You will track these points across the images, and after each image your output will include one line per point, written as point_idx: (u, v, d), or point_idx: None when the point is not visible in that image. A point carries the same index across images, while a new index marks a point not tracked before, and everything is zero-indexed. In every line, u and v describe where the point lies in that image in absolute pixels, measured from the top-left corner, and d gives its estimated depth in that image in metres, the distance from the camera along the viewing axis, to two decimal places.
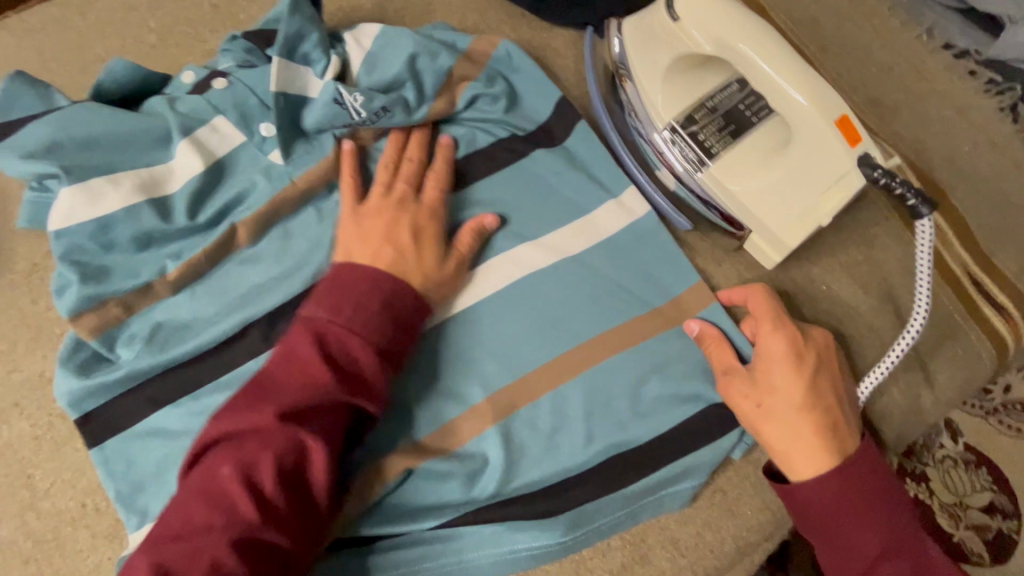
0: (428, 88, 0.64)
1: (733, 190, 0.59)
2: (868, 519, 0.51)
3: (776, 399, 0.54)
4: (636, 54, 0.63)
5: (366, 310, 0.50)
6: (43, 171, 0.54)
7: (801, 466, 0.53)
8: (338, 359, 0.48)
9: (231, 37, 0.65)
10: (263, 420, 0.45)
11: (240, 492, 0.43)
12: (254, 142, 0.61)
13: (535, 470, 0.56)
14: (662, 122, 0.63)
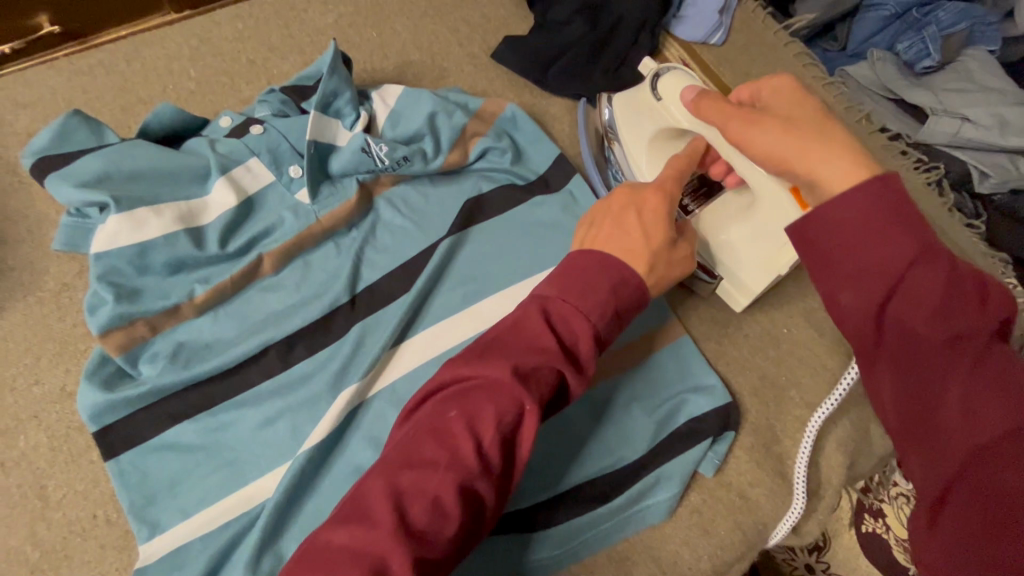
0: (444, 141, 0.72)
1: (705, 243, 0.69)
2: (894, 243, 0.39)
3: (803, 111, 0.50)
4: (625, 124, 0.74)
5: (600, 288, 0.49)
6: (95, 199, 0.60)
7: (819, 169, 0.45)
8: (558, 328, 0.48)
9: (269, 90, 0.72)
10: (493, 372, 0.45)
11: (465, 439, 0.43)
12: (282, 182, 0.68)
13: (532, 489, 0.60)
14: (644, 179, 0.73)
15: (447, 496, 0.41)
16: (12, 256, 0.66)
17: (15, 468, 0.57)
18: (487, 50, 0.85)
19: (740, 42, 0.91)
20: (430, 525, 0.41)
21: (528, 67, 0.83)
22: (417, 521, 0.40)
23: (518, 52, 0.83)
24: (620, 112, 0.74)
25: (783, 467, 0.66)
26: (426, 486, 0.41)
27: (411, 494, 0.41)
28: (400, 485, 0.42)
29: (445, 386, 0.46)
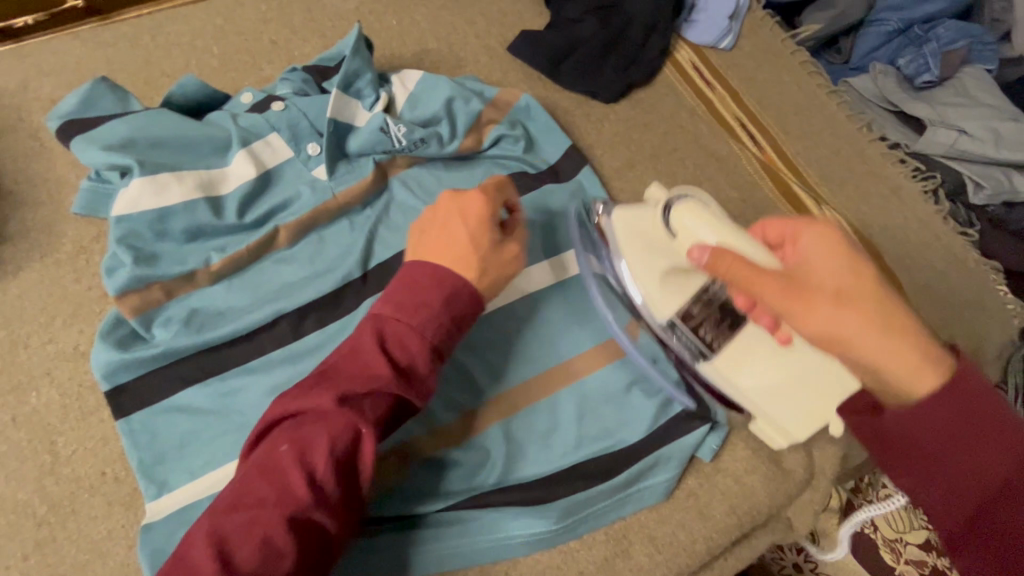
0: (460, 126, 0.74)
1: (742, 378, 0.64)
2: (979, 438, 0.42)
3: (852, 284, 0.48)
4: (637, 263, 0.66)
5: (430, 305, 0.53)
6: (119, 162, 0.61)
7: (871, 351, 0.46)
8: (394, 351, 0.52)
9: (292, 68, 0.74)
10: (323, 402, 0.48)
11: (296, 472, 0.45)
12: (300, 158, 0.70)
13: (532, 467, 0.62)
14: (661, 318, 0.66)
15: (277, 532, 0.43)
16: (32, 218, 0.67)
17: (27, 423, 0.58)
18: (503, 42, 0.88)
19: (749, 48, 0.94)
20: (258, 565, 0.42)
21: (543, 61, 0.85)
22: (243, 562, 0.42)
23: (534, 46, 0.86)
24: (624, 244, 0.67)
25: (778, 455, 0.68)
26: (255, 527, 0.43)
27: (242, 534, 0.43)
28: (225, 529, 0.43)
29: (282, 421, 0.49)
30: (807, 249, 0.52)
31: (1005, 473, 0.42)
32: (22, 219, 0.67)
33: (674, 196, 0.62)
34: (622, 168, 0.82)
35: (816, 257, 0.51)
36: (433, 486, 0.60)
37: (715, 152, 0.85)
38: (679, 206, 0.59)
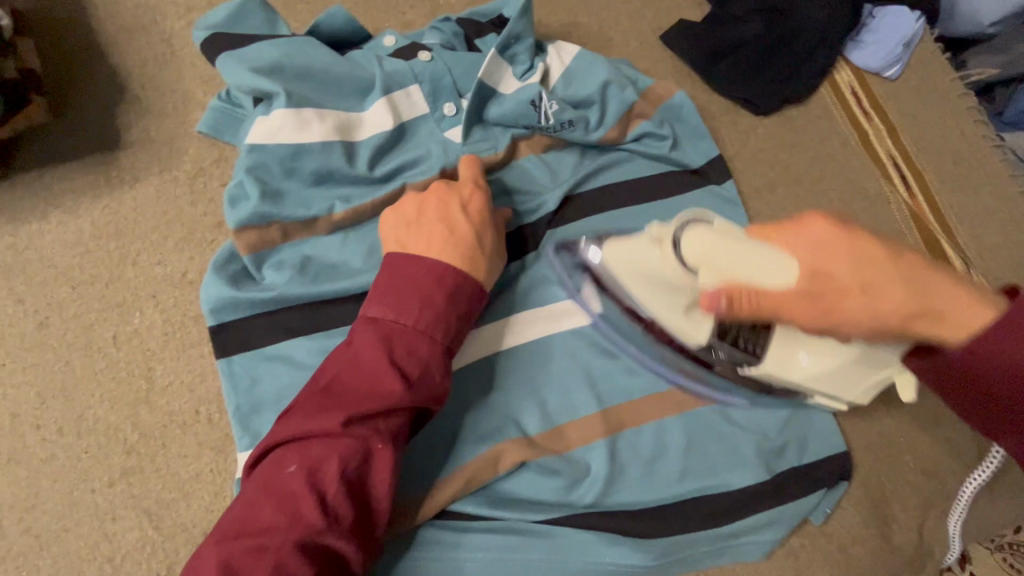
0: (609, 114, 0.68)
1: (801, 361, 0.58)
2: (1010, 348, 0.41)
3: (878, 272, 0.42)
4: (653, 296, 0.59)
5: (435, 306, 0.51)
6: (266, 89, 0.58)
7: (866, 308, 0.42)
8: (401, 359, 0.48)
9: (445, 19, 0.69)
10: (327, 420, 0.45)
11: (305, 494, 0.43)
12: (435, 117, 0.65)
13: (633, 493, 0.58)
14: (695, 343, 0.61)
15: (290, 558, 0.41)
16: (153, 129, 0.63)
17: (127, 343, 0.55)
18: (656, 29, 0.81)
19: (914, 82, 0.85)
20: None
21: (696, 58, 0.79)
22: None
23: (690, 40, 0.79)
24: (628, 281, 0.60)
25: (888, 531, 0.62)
26: (265, 553, 0.41)
27: (255, 564, 0.40)
28: (234, 556, 0.41)
29: (284, 441, 0.46)
30: (802, 234, 0.44)
31: None
32: (144, 127, 0.63)
33: (676, 226, 0.55)
34: (763, 189, 0.76)
35: (817, 266, 0.43)
36: (530, 493, 0.57)
37: (863, 189, 0.78)
38: (686, 234, 0.53)
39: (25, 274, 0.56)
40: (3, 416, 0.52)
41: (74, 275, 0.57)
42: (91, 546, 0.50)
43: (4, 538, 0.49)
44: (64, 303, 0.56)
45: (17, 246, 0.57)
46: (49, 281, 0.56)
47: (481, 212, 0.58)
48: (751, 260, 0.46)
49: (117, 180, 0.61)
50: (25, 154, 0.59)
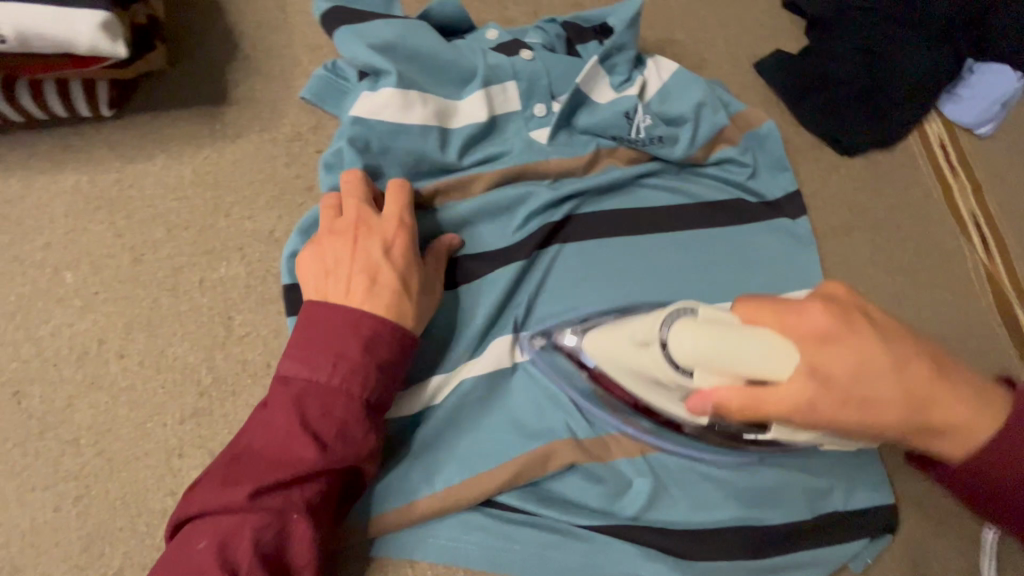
0: (700, 134, 0.68)
1: (801, 438, 0.51)
2: (996, 456, 0.50)
3: (859, 339, 0.47)
4: (631, 379, 0.56)
5: (350, 359, 0.49)
6: (380, 65, 0.60)
7: (869, 391, 0.47)
8: (315, 421, 0.47)
9: (550, 19, 0.70)
10: (235, 492, 0.45)
11: (215, 573, 0.43)
12: (524, 116, 0.66)
13: (676, 514, 0.58)
14: (696, 423, 0.56)
15: None
16: (259, 89, 0.65)
17: (212, 290, 0.58)
18: (750, 56, 0.81)
19: (1007, 144, 0.83)
20: None
21: (787, 90, 0.79)
22: None
23: (783, 72, 0.79)
24: (614, 372, 0.57)
25: None
26: None
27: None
28: None
29: (197, 512, 0.46)
30: (803, 320, 0.46)
31: None
32: (252, 86, 0.65)
33: (659, 327, 0.51)
34: (838, 230, 0.75)
35: (851, 366, 0.46)
36: (575, 495, 0.57)
37: (939, 245, 0.77)
38: (670, 337, 0.49)
39: (127, 210, 0.58)
40: (93, 340, 0.54)
41: (170, 218, 0.59)
42: (157, 477, 0.52)
43: (78, 457, 0.51)
44: (159, 242, 0.58)
45: (122, 183, 0.59)
46: (147, 220, 0.59)
47: (408, 251, 0.55)
48: (743, 341, 0.46)
49: (221, 133, 0.63)
50: (141, 97, 0.62)
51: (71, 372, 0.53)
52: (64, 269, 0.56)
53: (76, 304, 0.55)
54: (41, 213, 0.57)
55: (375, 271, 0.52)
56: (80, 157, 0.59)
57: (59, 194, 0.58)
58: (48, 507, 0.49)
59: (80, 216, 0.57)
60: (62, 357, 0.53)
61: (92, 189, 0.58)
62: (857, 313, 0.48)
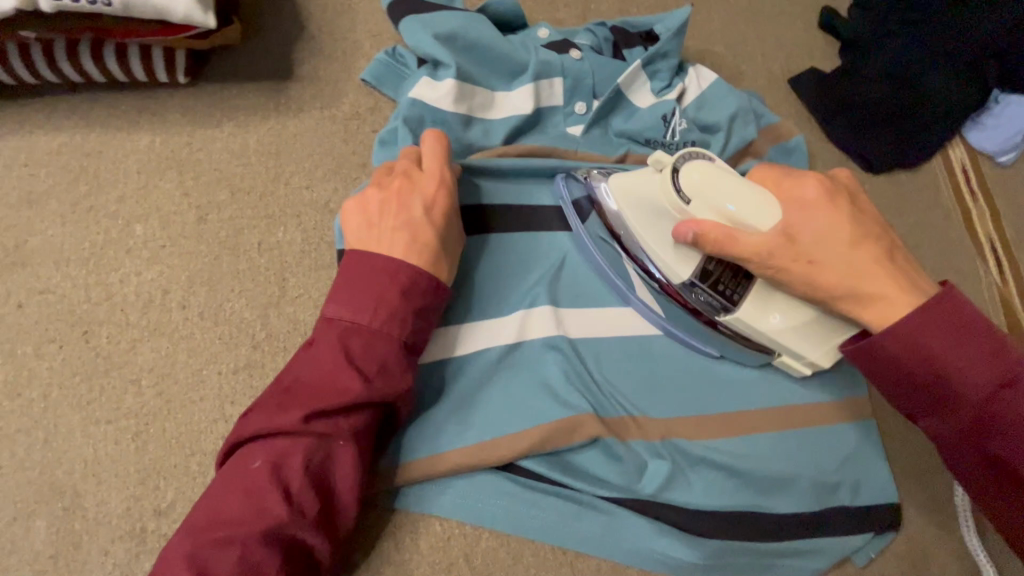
0: (731, 144, 0.71)
1: (772, 321, 0.61)
2: (966, 356, 0.49)
3: (842, 215, 0.55)
4: (638, 218, 0.60)
5: (391, 301, 0.51)
6: (437, 52, 0.64)
7: (837, 262, 0.54)
8: (360, 356, 0.49)
9: (600, 23, 0.74)
10: (286, 418, 0.47)
11: (270, 490, 0.45)
12: (564, 112, 0.70)
13: (693, 496, 0.61)
14: (678, 279, 0.61)
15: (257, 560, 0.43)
16: (322, 69, 0.69)
17: (269, 252, 0.61)
18: (784, 72, 0.84)
19: None
20: None
21: (817, 107, 0.82)
22: None
23: (814, 90, 0.83)
24: (626, 207, 0.61)
25: None
26: None
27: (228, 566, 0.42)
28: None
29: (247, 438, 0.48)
30: (801, 192, 0.56)
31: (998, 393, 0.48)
32: (315, 65, 0.69)
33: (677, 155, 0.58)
34: None
35: (819, 232, 0.54)
36: (597, 470, 0.60)
37: (954, 263, 0.80)
38: (687, 165, 0.56)
39: (195, 171, 0.62)
40: (158, 290, 0.58)
41: (235, 182, 0.63)
42: (210, 421, 0.55)
43: (140, 396, 0.55)
44: (223, 204, 0.62)
45: (192, 146, 0.63)
46: (213, 182, 0.62)
47: (447, 209, 0.57)
48: (744, 191, 0.55)
49: (284, 106, 0.67)
50: (213, 68, 0.66)
51: (136, 317, 0.57)
52: (135, 222, 0.59)
53: (144, 255, 0.59)
54: (117, 168, 0.61)
55: (411, 229, 0.54)
56: (154, 119, 0.63)
57: (134, 152, 0.61)
58: (110, 440, 0.53)
59: (151, 174, 0.61)
60: (129, 303, 0.57)
61: (164, 149, 0.62)
62: (859, 200, 0.58)
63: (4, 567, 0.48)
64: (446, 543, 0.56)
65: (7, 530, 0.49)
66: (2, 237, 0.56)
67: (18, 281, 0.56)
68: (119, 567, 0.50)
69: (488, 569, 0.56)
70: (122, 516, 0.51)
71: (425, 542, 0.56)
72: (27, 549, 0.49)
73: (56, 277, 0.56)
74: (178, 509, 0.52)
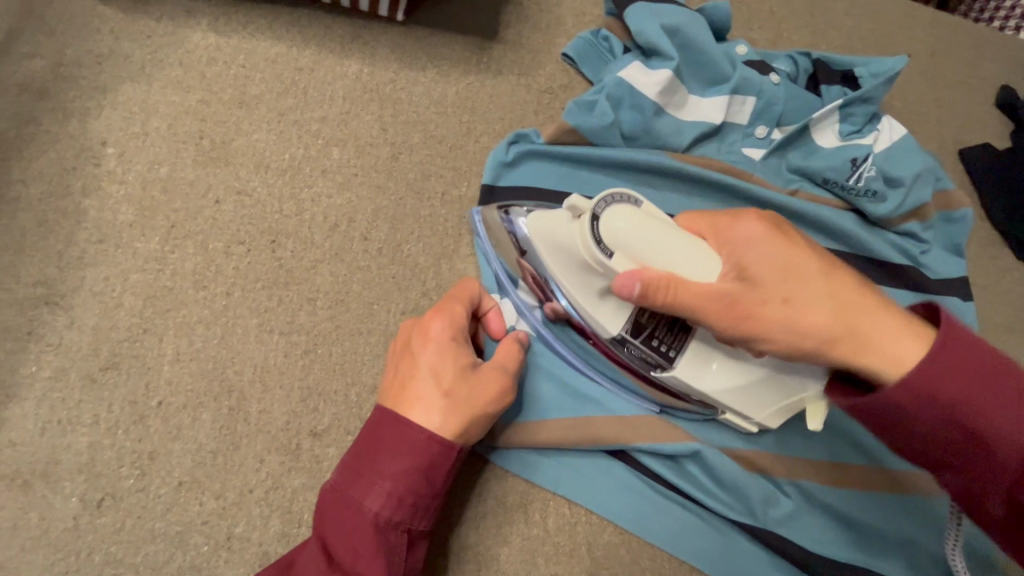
0: (905, 203, 0.69)
1: (709, 379, 0.52)
2: (976, 398, 0.38)
3: (799, 286, 0.44)
4: (561, 266, 0.51)
5: (374, 474, 0.43)
6: (654, 43, 0.65)
7: (807, 312, 0.43)
8: (337, 545, 0.42)
9: (803, 52, 0.73)
10: None
11: None
12: (746, 131, 0.70)
13: (813, 539, 0.59)
14: (607, 335, 0.53)
15: None
16: (525, 36, 0.69)
17: (451, 204, 0.61)
18: (956, 142, 0.83)
19: None
20: None
21: (986, 181, 0.80)
22: None
23: (985, 162, 0.81)
24: (545, 253, 0.51)
25: None
26: None
27: None
28: None
29: None
30: (738, 234, 0.46)
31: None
32: (519, 31, 0.69)
33: (597, 200, 0.47)
34: (1006, 326, 0.76)
35: (776, 263, 0.45)
36: (716, 486, 0.59)
37: None
38: (605, 214, 0.46)
39: (394, 109, 0.62)
40: (344, 216, 0.58)
41: (429, 128, 0.63)
42: (374, 355, 0.55)
43: (313, 315, 0.55)
44: (415, 146, 0.62)
45: (395, 84, 0.63)
46: (409, 123, 0.63)
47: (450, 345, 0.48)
48: (676, 244, 0.46)
49: (485, 65, 0.67)
50: (427, 14, 0.66)
51: (320, 239, 0.57)
52: (334, 145, 0.60)
53: (337, 179, 0.59)
54: (324, 89, 0.61)
55: (406, 383, 0.46)
56: (365, 51, 0.63)
57: (342, 77, 0.62)
58: (280, 351, 0.53)
59: (355, 103, 0.61)
60: (317, 224, 0.57)
61: (369, 81, 0.63)
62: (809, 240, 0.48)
63: (167, 450, 0.49)
64: (572, 528, 0.56)
65: (176, 416, 0.50)
66: (211, 130, 0.57)
67: (220, 176, 0.56)
68: (271, 478, 0.50)
69: (606, 562, 0.56)
70: (281, 428, 0.51)
71: (552, 521, 0.56)
72: (191, 438, 0.50)
73: (254, 180, 0.57)
74: (333, 434, 0.52)
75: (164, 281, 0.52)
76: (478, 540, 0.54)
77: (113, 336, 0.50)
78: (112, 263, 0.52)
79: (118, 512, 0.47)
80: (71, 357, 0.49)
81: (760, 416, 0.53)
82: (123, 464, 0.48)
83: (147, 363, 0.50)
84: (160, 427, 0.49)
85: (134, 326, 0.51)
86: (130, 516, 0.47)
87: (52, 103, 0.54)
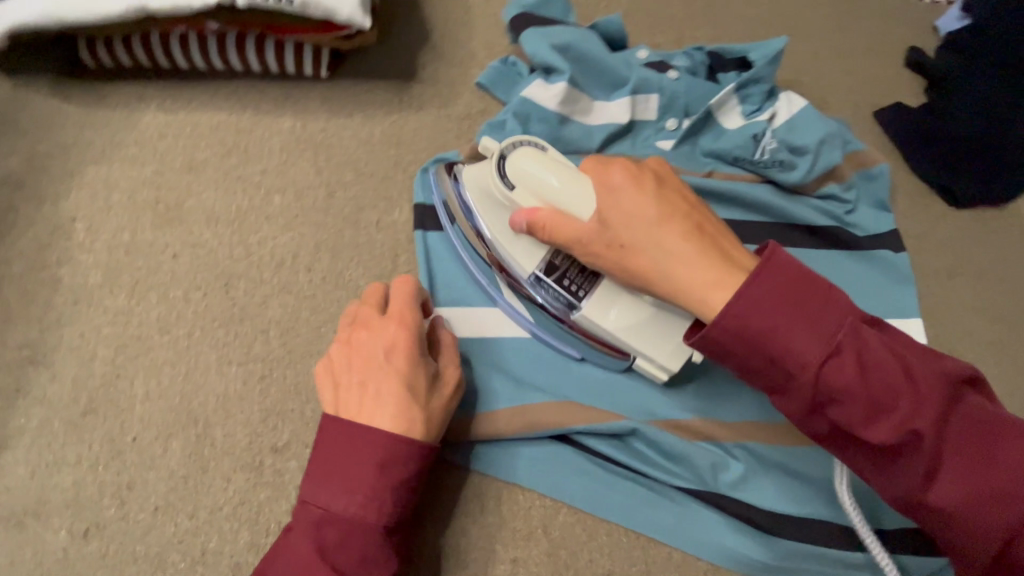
0: (816, 167, 0.73)
1: (612, 316, 0.57)
2: (777, 315, 0.44)
3: (637, 229, 0.50)
4: (488, 209, 0.60)
5: (343, 473, 0.47)
6: (551, 61, 0.71)
7: (652, 247, 0.49)
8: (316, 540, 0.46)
9: (698, 48, 0.79)
10: None
11: None
12: (654, 125, 0.75)
13: (767, 499, 0.61)
14: (526, 274, 0.60)
15: None
16: (442, 73, 0.77)
17: (385, 229, 0.67)
18: (871, 105, 0.87)
19: None
20: None
21: (905, 136, 0.83)
22: None
23: (901, 119, 0.84)
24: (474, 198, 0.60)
25: None
26: None
27: None
28: None
29: None
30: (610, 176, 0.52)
31: (848, 356, 0.43)
32: (436, 70, 0.77)
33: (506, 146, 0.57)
34: (943, 272, 0.78)
35: (628, 210, 0.50)
36: (663, 458, 0.61)
37: None
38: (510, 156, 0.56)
39: (328, 154, 0.70)
40: (289, 253, 0.65)
41: (359, 165, 0.70)
42: None
43: (267, 345, 0.61)
44: (348, 183, 0.69)
45: (326, 132, 0.71)
46: (342, 164, 0.70)
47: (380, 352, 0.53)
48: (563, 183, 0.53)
49: (407, 104, 0.74)
50: (350, 67, 0.75)
51: (269, 276, 0.63)
52: (275, 192, 0.67)
53: (280, 222, 0.66)
54: (262, 145, 0.69)
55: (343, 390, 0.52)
56: (296, 108, 0.71)
57: (278, 133, 0.70)
58: (239, 379, 0.59)
59: (291, 154, 0.69)
60: (264, 263, 0.64)
61: (303, 133, 0.70)
62: (667, 180, 0.53)
63: (143, 480, 0.54)
64: (528, 513, 0.59)
65: (149, 448, 0.55)
66: (165, 196, 0.65)
67: (175, 234, 0.63)
68: (238, 494, 0.55)
69: (564, 541, 0.59)
70: (244, 448, 0.57)
71: (507, 508, 0.59)
72: (164, 467, 0.55)
73: (206, 233, 0.64)
74: (292, 449, 0.57)
75: (132, 331, 0.59)
76: (437, 533, 0.58)
77: (90, 384, 0.57)
78: (87, 321, 0.59)
79: (103, 541, 0.52)
80: (54, 407, 0.56)
81: (664, 361, 0.57)
82: (105, 496, 0.54)
83: (121, 405, 0.57)
84: (136, 460, 0.55)
85: (108, 373, 0.57)
86: (114, 542, 0.52)
87: (29, 192, 0.63)
